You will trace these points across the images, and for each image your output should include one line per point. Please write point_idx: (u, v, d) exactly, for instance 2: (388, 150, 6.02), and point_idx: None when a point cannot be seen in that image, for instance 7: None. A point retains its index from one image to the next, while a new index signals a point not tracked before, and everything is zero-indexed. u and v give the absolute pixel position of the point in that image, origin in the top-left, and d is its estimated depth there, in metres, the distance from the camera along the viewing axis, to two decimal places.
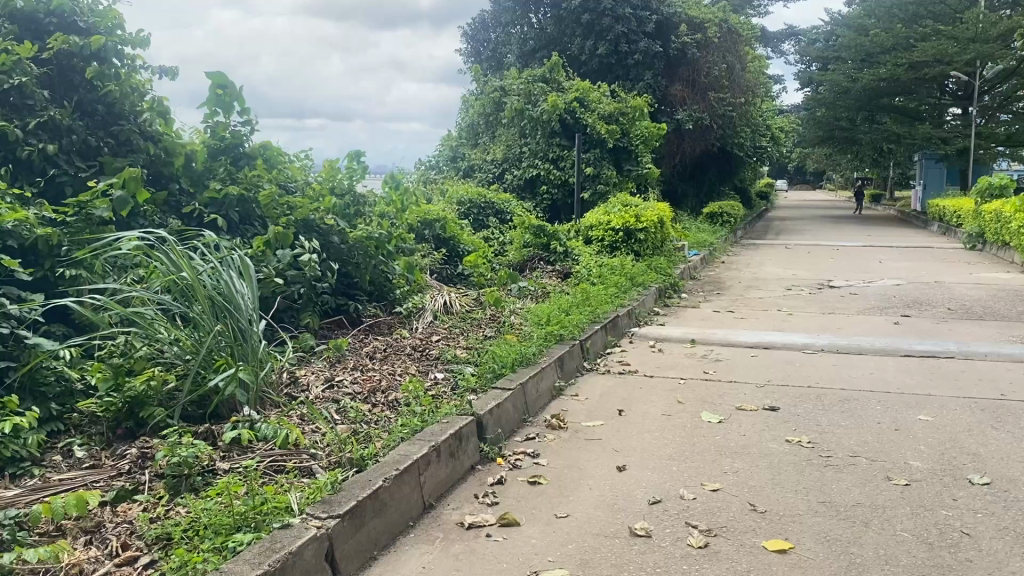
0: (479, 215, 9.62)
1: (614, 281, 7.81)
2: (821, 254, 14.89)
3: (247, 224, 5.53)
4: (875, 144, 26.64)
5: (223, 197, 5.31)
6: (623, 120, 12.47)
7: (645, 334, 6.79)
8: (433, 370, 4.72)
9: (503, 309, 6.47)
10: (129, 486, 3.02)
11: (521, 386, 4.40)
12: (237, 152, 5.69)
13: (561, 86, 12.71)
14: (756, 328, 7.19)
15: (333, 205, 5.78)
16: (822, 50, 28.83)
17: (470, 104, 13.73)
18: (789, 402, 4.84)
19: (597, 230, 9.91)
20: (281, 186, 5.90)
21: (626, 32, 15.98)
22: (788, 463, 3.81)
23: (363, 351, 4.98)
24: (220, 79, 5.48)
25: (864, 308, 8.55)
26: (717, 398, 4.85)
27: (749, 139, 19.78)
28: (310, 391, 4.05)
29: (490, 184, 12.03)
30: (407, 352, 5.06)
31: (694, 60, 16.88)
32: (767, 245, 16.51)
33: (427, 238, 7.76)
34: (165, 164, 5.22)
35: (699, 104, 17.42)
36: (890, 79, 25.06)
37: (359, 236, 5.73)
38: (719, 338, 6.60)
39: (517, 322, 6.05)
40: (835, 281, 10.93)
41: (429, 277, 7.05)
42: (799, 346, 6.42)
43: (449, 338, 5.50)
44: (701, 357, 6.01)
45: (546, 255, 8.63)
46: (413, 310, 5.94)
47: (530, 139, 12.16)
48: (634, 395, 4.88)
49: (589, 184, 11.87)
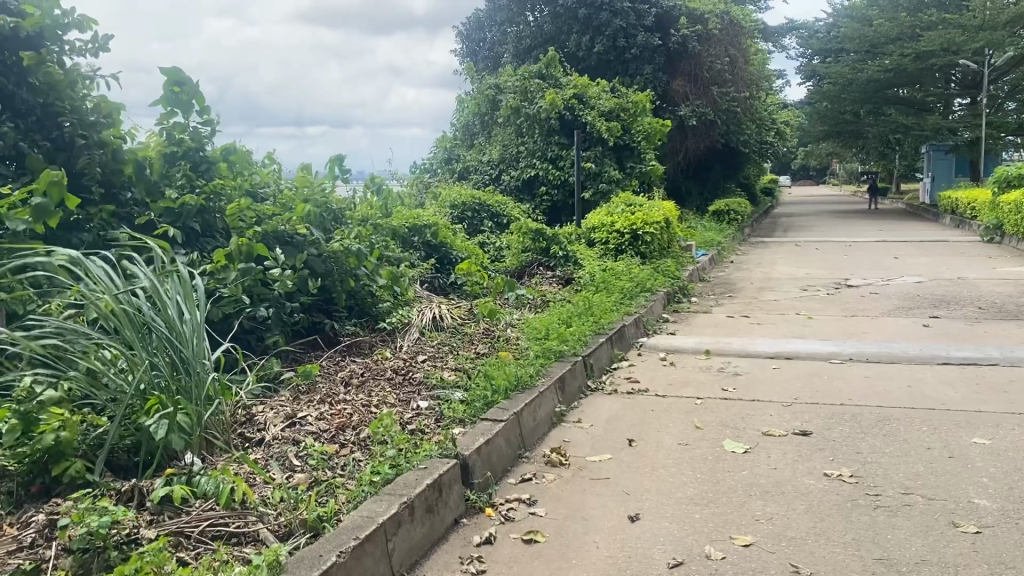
0: (473, 219, 9.03)
1: (619, 287, 7.23)
2: (834, 251, 14.27)
3: (207, 236, 4.88)
4: (881, 137, 26.05)
5: (181, 207, 4.65)
6: (625, 116, 11.86)
7: (655, 345, 6.20)
8: (416, 399, 4.14)
9: (499, 321, 5.89)
10: (26, 566, 2.43)
11: (516, 416, 3.82)
12: (197, 157, 4.99)
13: (559, 82, 12.12)
14: (775, 335, 6.59)
15: (307, 213, 5.17)
16: (825, 42, 28.21)
17: (463, 103, 13.14)
18: (821, 426, 4.25)
19: (600, 232, 9.32)
20: (252, 194, 5.37)
21: (624, 26, 15.43)
22: (831, 505, 3.22)
23: (338, 378, 4.41)
24: (177, 75, 4.80)
25: (888, 310, 7.95)
26: (741, 423, 4.25)
27: (755, 134, 19.18)
28: (267, 430, 3.49)
29: (486, 187, 11.45)
30: (387, 377, 4.48)
31: (695, 54, 16.33)
32: (775, 243, 15.93)
33: (415, 245, 7.21)
34: (114, 171, 4.63)
35: (702, 98, 16.86)
36: (897, 69, 24.43)
37: (336, 247, 5.08)
38: (735, 348, 6.01)
39: (513, 337, 5.47)
40: (853, 280, 10.32)
41: (417, 288, 6.48)
42: (824, 355, 5.83)
43: (436, 357, 4.91)
44: (718, 371, 5.42)
45: (546, 260, 8.04)
46: (398, 327, 5.37)
47: (527, 138, 11.60)
48: (645, 421, 4.30)
49: (591, 183, 11.31)
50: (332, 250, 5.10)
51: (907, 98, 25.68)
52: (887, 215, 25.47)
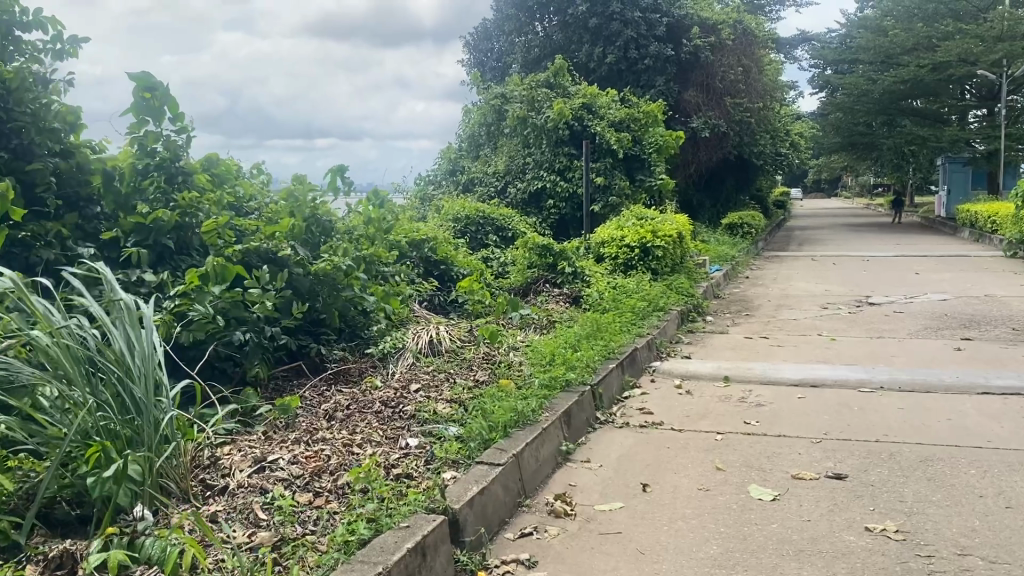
0: (476, 233, 8.63)
1: (631, 306, 6.81)
2: (852, 266, 13.79)
3: (183, 253, 4.48)
4: (896, 149, 25.59)
5: (152, 223, 4.26)
6: (635, 126, 11.45)
7: (669, 369, 5.77)
8: (406, 436, 3.73)
9: (501, 344, 5.47)
10: None
11: (516, 458, 3.41)
12: (174, 169, 4.56)
13: (567, 91, 11.71)
14: (797, 359, 6.15)
15: (293, 229, 4.76)
16: (839, 54, 27.79)
17: (468, 113, 12.77)
18: (856, 468, 3.81)
19: (609, 247, 8.90)
20: (234, 208, 5.07)
21: (636, 36, 15.07)
22: (878, 569, 2.78)
23: (321, 412, 4.01)
24: (147, 82, 4.46)
25: (916, 330, 7.48)
26: (767, 465, 3.83)
27: (769, 145, 18.77)
28: (232, 476, 3.10)
29: (492, 199, 11.06)
30: (376, 409, 4.07)
31: (707, 64, 15.91)
32: (791, 258, 15.47)
33: (414, 261, 6.82)
34: (80, 184, 4.31)
35: (715, 109, 16.46)
36: (913, 80, 23.96)
37: (322, 265, 4.68)
38: (755, 374, 5.58)
39: (516, 363, 5.06)
40: (874, 298, 9.86)
41: (415, 308, 6.09)
42: (852, 382, 5.39)
43: (430, 385, 4.49)
44: (739, 401, 4.99)
45: (552, 276, 7.63)
46: (390, 352, 4.97)
47: (534, 149, 11.22)
48: (661, 462, 3.88)
49: (600, 196, 10.90)
50: (317, 268, 4.70)
51: (922, 109, 25.20)
52: (903, 228, 24.99)
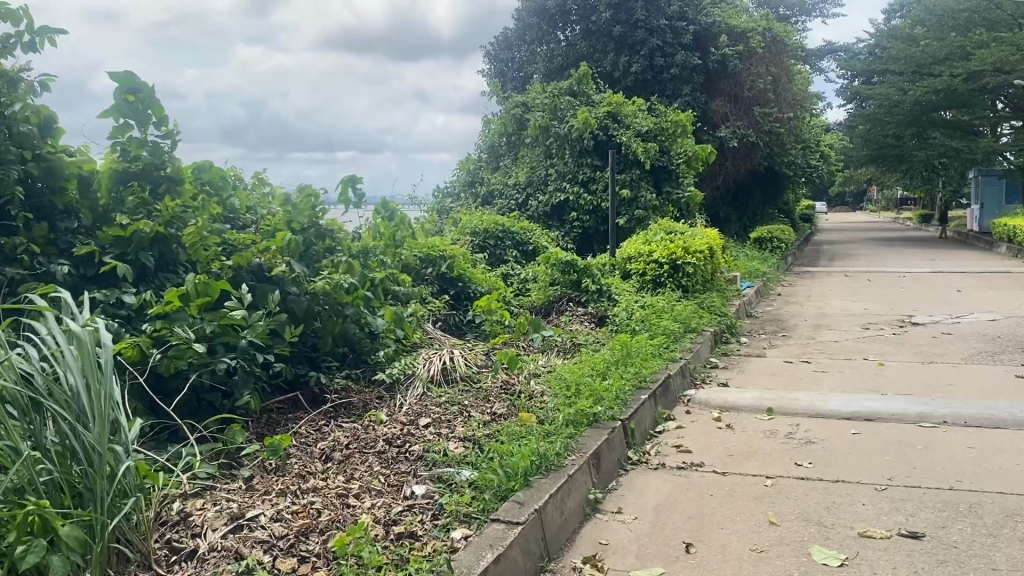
0: (495, 248, 8.18)
1: (662, 328, 6.31)
2: (889, 283, 13.16)
3: (167, 270, 4.07)
4: (927, 162, 24.89)
5: (131, 235, 3.86)
6: (663, 137, 10.93)
7: (705, 399, 5.26)
8: (412, 483, 3.25)
9: (520, 371, 4.99)
10: None
11: (538, 513, 2.93)
12: (154, 176, 4.21)
13: (591, 99, 11.23)
14: (847, 387, 5.61)
15: (291, 243, 4.32)
16: (868, 64, 27.16)
17: (488, 123, 12.33)
18: (933, 524, 3.28)
19: (636, 262, 8.41)
20: (227, 221, 4.65)
21: (661, 45, 14.63)
22: None
23: (317, 454, 3.54)
24: (130, 82, 4.18)
25: (970, 355, 6.90)
26: (829, 519, 3.31)
27: (797, 157, 18.22)
28: (204, 537, 2.64)
29: (511, 212, 10.61)
30: (379, 449, 3.60)
31: (735, 73, 15.47)
32: (824, 274, 14.86)
33: (428, 279, 6.36)
34: (53, 194, 3.88)
35: (743, 119, 15.97)
36: (945, 91, 23.26)
37: (320, 285, 4.22)
38: (803, 406, 5.05)
39: (536, 394, 4.57)
40: (917, 318, 9.25)
41: (428, 330, 5.62)
42: (911, 416, 4.84)
43: (441, 420, 4.00)
44: (786, 438, 4.48)
45: (576, 294, 7.13)
46: (399, 380, 4.50)
47: (557, 159, 10.77)
48: (705, 514, 3.38)
49: (625, 209, 10.39)
50: (315, 288, 4.24)
51: (954, 121, 24.49)
52: (936, 242, 24.26)
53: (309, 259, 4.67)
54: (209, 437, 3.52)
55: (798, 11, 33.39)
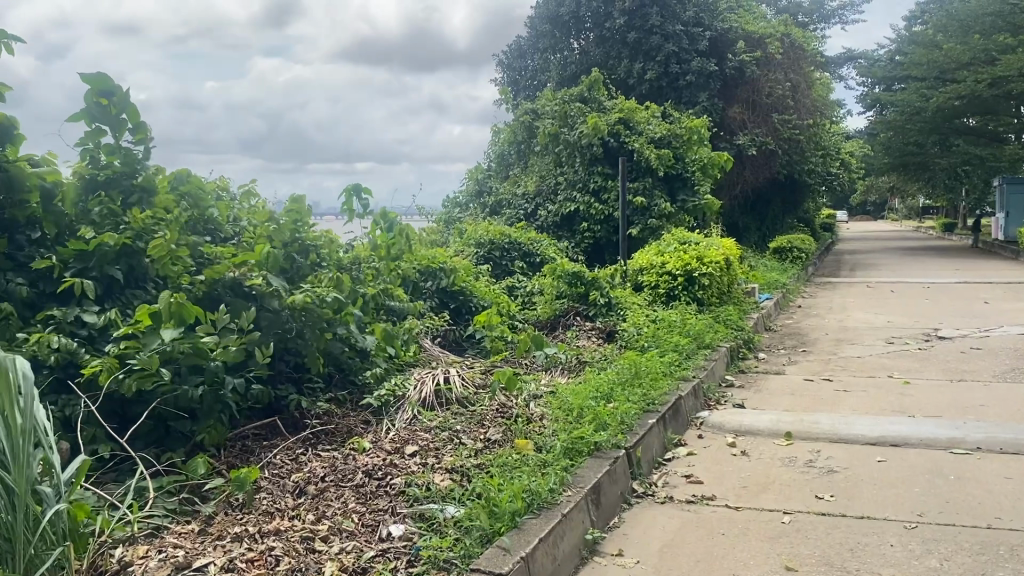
0: (501, 259, 7.88)
1: (674, 344, 5.98)
2: (913, 294, 12.73)
3: (136, 287, 3.80)
4: (950, 170, 24.36)
5: (95, 249, 3.60)
6: (678, 143, 10.58)
7: (718, 422, 4.92)
8: (388, 523, 2.94)
9: (520, 392, 4.67)
10: None
11: (524, 561, 2.61)
12: (125, 185, 3.97)
13: (603, 105, 10.92)
14: (871, 408, 5.25)
15: (271, 255, 4.01)
16: (889, 70, 26.68)
17: (498, 132, 12.03)
18: (971, 570, 2.92)
19: (648, 274, 8.08)
20: (205, 235, 4.37)
21: (677, 51, 14.31)
22: None
23: (289, 488, 3.25)
24: (103, 83, 3.94)
25: (1003, 372, 6.50)
26: (851, 563, 2.98)
27: (817, 164, 17.79)
28: None
29: (520, 223, 10.32)
30: (356, 482, 3.29)
31: (752, 79, 15.14)
32: (845, 285, 14.44)
33: (427, 293, 6.06)
34: (13, 205, 3.62)
35: (761, 126, 15.66)
36: (969, 97, 22.74)
37: (298, 300, 3.89)
38: (823, 430, 4.70)
39: (535, 418, 4.25)
40: (944, 331, 8.84)
41: (425, 346, 5.32)
42: (942, 441, 4.47)
43: (429, 448, 3.69)
44: (805, 466, 4.13)
45: (584, 308, 6.82)
46: (387, 403, 4.19)
47: (567, 167, 10.47)
48: (715, 557, 3.04)
49: (638, 218, 10.07)
50: (294, 304, 3.91)
51: (977, 127, 23.96)
52: (960, 252, 23.74)
53: (290, 276, 4.37)
54: (165, 472, 3.28)
55: (817, 18, 32.99)
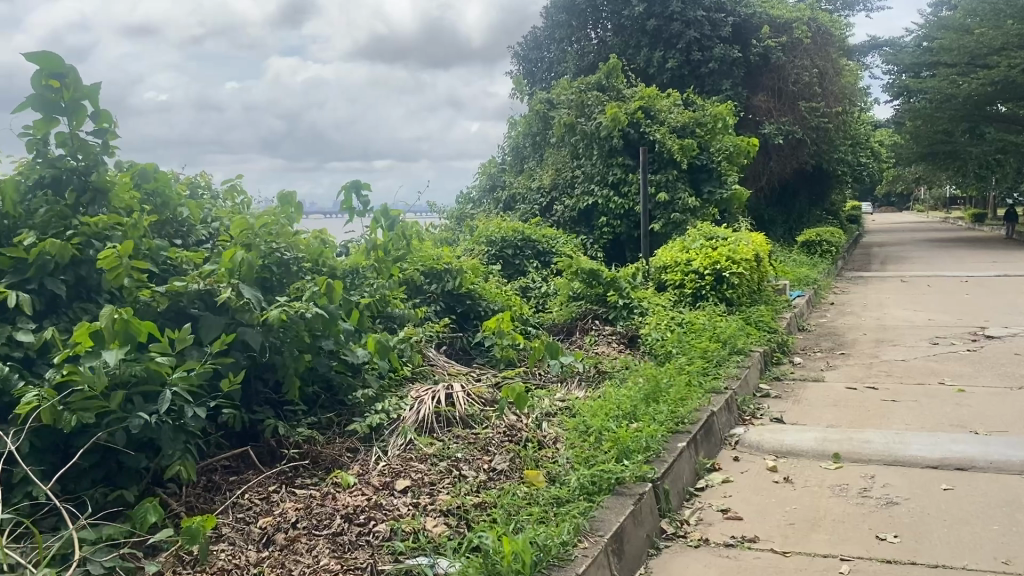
0: (514, 259, 7.35)
1: (703, 350, 5.43)
2: (952, 289, 12.06)
3: (86, 300, 3.33)
4: (982, 159, 23.50)
5: (34, 258, 3.13)
6: (702, 132, 9.98)
7: (755, 441, 4.38)
8: None
9: (531, 410, 4.13)
10: None
11: None
12: (77, 184, 3.48)
13: (621, 94, 10.32)
14: (927, 422, 4.67)
15: (242, 263, 3.47)
16: (916, 56, 25.80)
17: (513, 124, 11.47)
18: None
19: (672, 272, 7.52)
20: (174, 240, 3.88)
21: (698, 37, 13.68)
22: None
23: (254, 537, 2.76)
24: (53, 64, 3.42)
25: None
26: None
27: (845, 154, 17.11)
28: None
29: (535, 219, 9.80)
30: (333, 530, 2.78)
31: (778, 66, 14.53)
32: (876, 279, 13.80)
33: (432, 297, 5.54)
34: None
35: (788, 115, 15.05)
36: (1002, 82, 21.87)
37: (273, 316, 3.36)
38: (875, 450, 4.14)
39: (547, 442, 3.72)
40: (992, 329, 8.21)
41: (429, 356, 4.81)
42: (1015, 463, 3.90)
43: (423, 483, 3.17)
44: (859, 495, 3.59)
45: (603, 311, 6.28)
46: (377, 428, 3.68)
47: (584, 160, 9.92)
48: None
49: (660, 212, 9.50)
50: (268, 320, 3.40)
51: (1010, 114, 23.07)
52: (995, 242, 22.93)
53: (268, 287, 3.87)
54: (98, 522, 2.73)
55: (841, 5, 32.06)
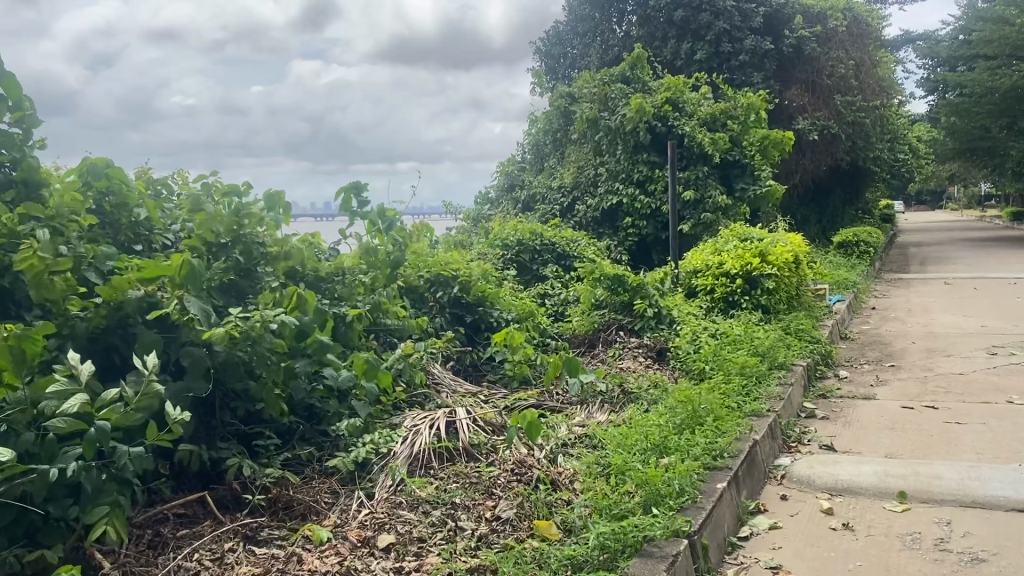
0: (531, 263, 6.80)
1: (739, 365, 4.83)
2: (1002, 291, 11.33)
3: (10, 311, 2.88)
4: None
5: None
6: (733, 125, 9.39)
7: (805, 475, 3.78)
8: None
9: (545, 440, 3.58)
10: None
11: None
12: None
13: (648, 86, 9.73)
14: (1004, 452, 4.05)
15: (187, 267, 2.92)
16: (955, 49, 24.87)
17: (533, 120, 10.92)
18: None
19: (703, 277, 6.93)
20: (126, 244, 3.43)
21: (728, 28, 13.07)
22: None
23: None
24: None
25: None
26: None
27: (882, 150, 16.37)
28: None
29: (555, 219, 9.24)
30: None
31: (812, 58, 13.88)
32: (919, 281, 13.07)
33: (437, 306, 5.01)
34: None
35: (822, 109, 14.38)
36: None
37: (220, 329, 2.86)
38: (948, 489, 3.52)
39: (562, 482, 3.17)
40: None
41: (431, 372, 4.27)
42: None
43: (411, 539, 2.63)
44: (937, 549, 2.99)
45: (628, 321, 5.69)
46: (361, 466, 3.14)
47: (608, 156, 9.35)
48: None
49: (689, 212, 8.89)
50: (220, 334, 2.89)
51: None
52: None
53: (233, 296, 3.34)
54: None
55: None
